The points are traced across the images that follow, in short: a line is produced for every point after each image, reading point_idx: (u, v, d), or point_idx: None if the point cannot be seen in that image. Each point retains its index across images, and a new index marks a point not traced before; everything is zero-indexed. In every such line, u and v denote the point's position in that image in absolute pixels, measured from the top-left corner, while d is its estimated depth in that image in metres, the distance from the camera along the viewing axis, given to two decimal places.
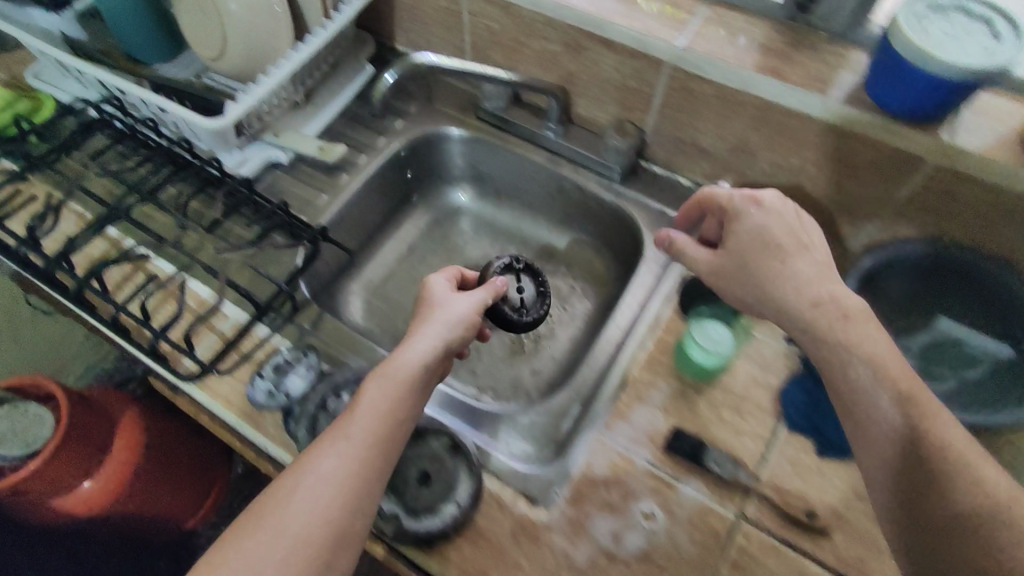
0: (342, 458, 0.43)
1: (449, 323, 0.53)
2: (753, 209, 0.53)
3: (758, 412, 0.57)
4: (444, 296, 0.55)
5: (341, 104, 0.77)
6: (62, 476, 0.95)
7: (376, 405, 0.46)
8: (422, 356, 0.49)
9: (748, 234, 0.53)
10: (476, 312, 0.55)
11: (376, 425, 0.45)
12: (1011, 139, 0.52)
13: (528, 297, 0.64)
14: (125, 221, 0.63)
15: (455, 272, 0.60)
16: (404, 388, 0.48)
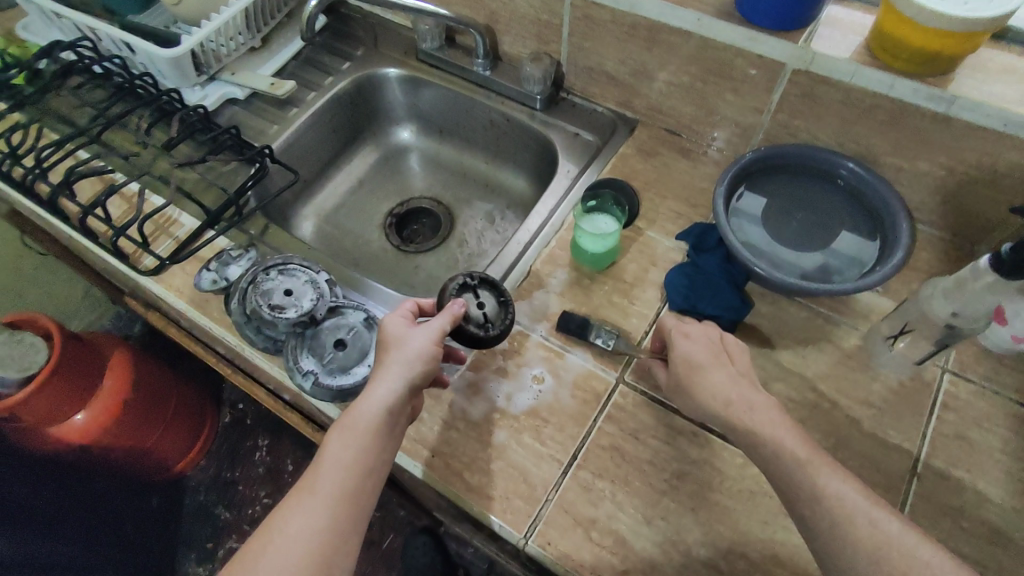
0: (311, 518, 0.45)
1: (408, 364, 0.50)
2: (684, 347, 0.53)
3: (645, 296, 0.64)
4: (401, 331, 0.53)
5: (293, 49, 0.86)
6: (57, 403, 1.03)
7: (339, 459, 0.47)
8: (380, 404, 0.49)
9: (677, 366, 0.53)
10: (437, 345, 0.52)
11: (342, 480, 0.47)
12: (859, 45, 0.58)
13: (490, 311, 0.57)
14: (97, 143, 0.72)
15: (413, 304, 0.57)
16: (365, 439, 0.48)
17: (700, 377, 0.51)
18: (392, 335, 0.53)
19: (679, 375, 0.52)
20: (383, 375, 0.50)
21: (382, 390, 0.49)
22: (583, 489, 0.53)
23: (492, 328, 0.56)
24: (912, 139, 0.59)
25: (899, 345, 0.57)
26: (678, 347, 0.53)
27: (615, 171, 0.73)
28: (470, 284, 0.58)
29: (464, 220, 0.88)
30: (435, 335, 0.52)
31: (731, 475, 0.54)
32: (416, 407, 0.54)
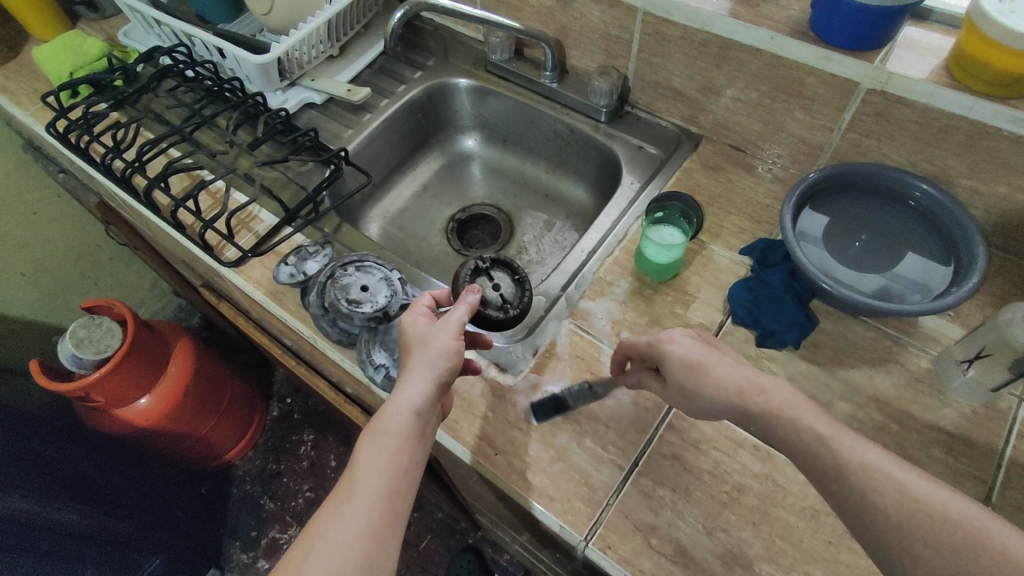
0: (350, 520, 0.46)
1: (432, 361, 0.51)
2: (677, 350, 0.50)
3: (707, 307, 0.64)
4: (422, 329, 0.53)
5: (367, 58, 0.90)
6: (125, 386, 1.09)
7: (374, 458, 0.48)
8: (410, 404, 0.49)
9: (681, 373, 0.49)
10: (459, 340, 0.53)
11: (380, 480, 0.47)
12: (937, 66, 0.58)
13: (507, 292, 0.62)
14: (188, 141, 0.78)
15: (429, 300, 0.57)
16: (399, 437, 0.49)
17: (758, 399, 0.46)
18: (414, 334, 0.53)
19: (693, 383, 0.49)
20: (411, 374, 0.51)
21: (410, 391, 0.50)
22: (643, 496, 0.54)
23: (509, 308, 0.61)
24: (991, 163, 0.59)
25: (972, 370, 0.56)
26: (668, 356, 0.50)
27: (678, 184, 0.74)
28: (483, 268, 0.63)
29: (524, 228, 0.91)
30: (455, 331, 0.53)
31: (793, 492, 0.53)
32: (444, 405, 0.55)
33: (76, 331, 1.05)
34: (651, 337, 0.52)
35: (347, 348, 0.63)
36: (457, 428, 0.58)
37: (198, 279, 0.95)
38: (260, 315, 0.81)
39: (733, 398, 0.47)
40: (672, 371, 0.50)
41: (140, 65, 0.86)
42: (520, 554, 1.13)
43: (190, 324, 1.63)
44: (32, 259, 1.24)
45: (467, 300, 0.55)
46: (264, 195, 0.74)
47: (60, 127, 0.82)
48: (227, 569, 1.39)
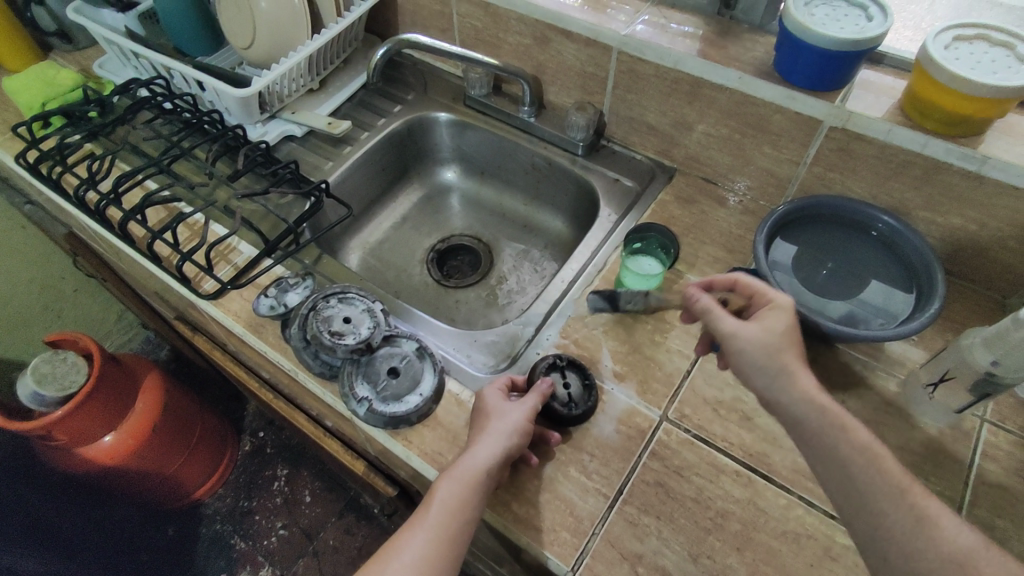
0: (417, 549, 0.51)
1: (505, 432, 0.54)
2: (789, 316, 0.51)
3: (685, 335, 0.66)
4: (499, 404, 0.57)
5: (347, 92, 0.91)
6: (90, 423, 1.05)
7: (442, 506, 0.51)
8: (479, 464, 0.52)
9: (776, 327, 0.50)
10: (528, 421, 0.55)
11: (442, 527, 0.51)
12: (892, 106, 0.62)
13: (574, 391, 0.60)
14: (165, 174, 0.77)
15: (506, 379, 0.60)
16: (466, 493, 0.51)
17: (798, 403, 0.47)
18: (491, 406, 0.57)
19: (778, 340, 0.49)
20: (484, 438, 0.53)
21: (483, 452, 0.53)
22: (628, 523, 0.54)
23: (574, 408, 0.59)
24: (945, 196, 0.62)
25: (937, 393, 0.57)
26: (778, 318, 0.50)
27: (654, 216, 0.76)
28: (559, 364, 0.62)
29: (503, 258, 0.92)
30: (530, 409, 0.56)
31: (775, 517, 0.54)
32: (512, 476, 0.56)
33: (37, 367, 1.03)
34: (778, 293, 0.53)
35: (329, 381, 0.63)
36: (441, 460, 0.58)
37: (171, 311, 0.93)
38: (238, 349, 0.80)
39: (769, 359, 0.48)
40: (766, 321, 0.50)
41: (116, 98, 0.86)
42: None
43: (158, 356, 1.59)
44: None
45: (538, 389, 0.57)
46: (243, 227, 0.73)
47: (32, 159, 0.81)
48: None
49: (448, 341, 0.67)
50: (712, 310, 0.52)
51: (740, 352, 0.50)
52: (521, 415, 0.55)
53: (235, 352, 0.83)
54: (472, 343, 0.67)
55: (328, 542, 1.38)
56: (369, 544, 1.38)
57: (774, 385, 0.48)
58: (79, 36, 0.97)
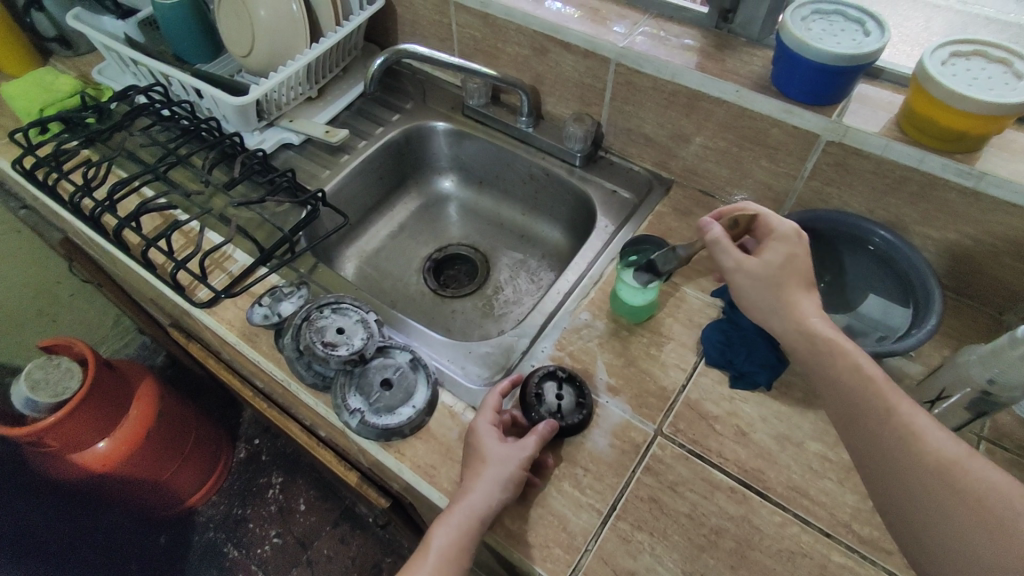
0: None
1: (500, 477, 0.53)
2: (795, 246, 0.53)
3: (680, 348, 0.65)
4: (494, 443, 0.55)
5: (345, 101, 0.91)
6: (80, 431, 1.05)
7: (439, 554, 0.51)
8: (473, 514, 0.51)
9: (779, 258, 0.53)
10: (524, 466, 0.54)
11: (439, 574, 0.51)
12: (889, 121, 0.62)
13: (566, 403, 0.60)
14: (161, 181, 0.77)
15: (496, 403, 0.59)
16: (463, 541, 0.51)
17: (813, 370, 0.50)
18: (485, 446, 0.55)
19: (782, 272, 0.52)
20: (479, 485, 0.52)
21: (476, 501, 0.52)
22: (621, 540, 0.54)
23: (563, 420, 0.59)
24: (942, 212, 0.62)
25: (936, 410, 0.57)
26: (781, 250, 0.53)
27: (651, 227, 0.76)
28: (557, 375, 0.62)
29: (500, 268, 0.91)
30: (526, 449, 0.55)
31: (770, 534, 0.54)
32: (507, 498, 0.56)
33: (31, 374, 1.04)
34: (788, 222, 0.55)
35: (322, 393, 0.62)
36: (433, 474, 0.57)
37: (166, 318, 0.93)
38: (233, 357, 0.79)
39: (771, 291, 0.52)
40: (768, 254, 0.53)
41: (114, 104, 0.86)
42: None
43: (155, 362, 1.59)
44: None
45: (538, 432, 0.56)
46: (239, 235, 0.73)
47: (28, 165, 0.81)
48: None
49: (443, 352, 0.67)
50: (722, 242, 0.55)
51: (741, 284, 0.54)
52: (516, 456, 0.54)
53: (230, 360, 0.82)
54: (467, 355, 0.66)
55: (322, 551, 1.37)
56: (364, 554, 1.37)
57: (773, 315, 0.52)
58: (79, 42, 0.98)
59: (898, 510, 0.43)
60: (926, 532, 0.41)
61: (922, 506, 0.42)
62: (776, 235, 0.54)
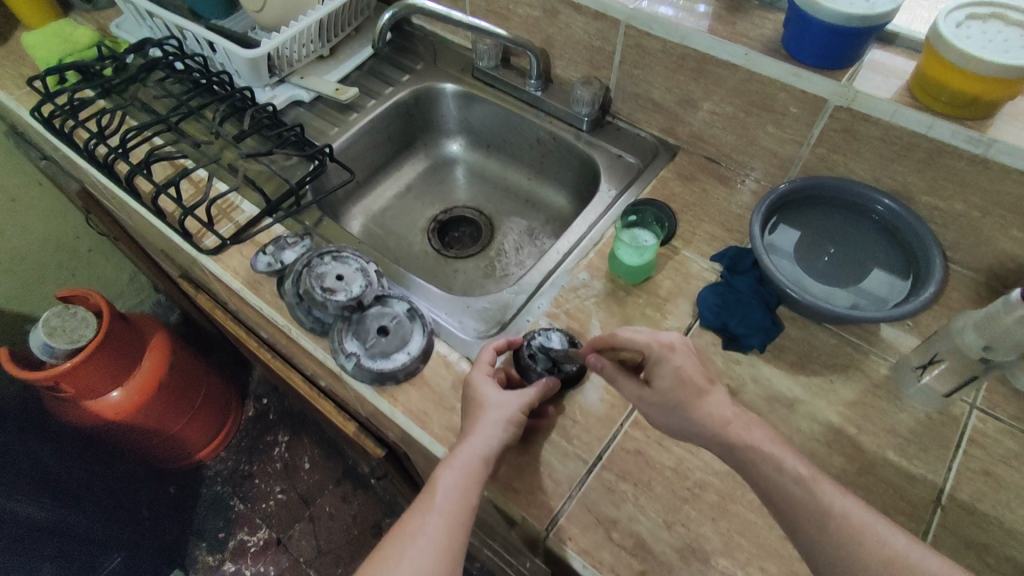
0: (428, 538, 0.50)
1: (502, 417, 0.54)
2: (675, 362, 0.50)
3: (676, 310, 0.66)
4: (492, 392, 0.56)
5: (357, 60, 0.92)
6: (96, 379, 1.08)
7: (448, 493, 0.51)
8: (479, 453, 0.52)
9: (667, 382, 0.50)
10: (522, 411, 0.55)
11: (452, 510, 0.51)
12: (900, 87, 0.61)
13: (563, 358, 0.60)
14: (173, 131, 0.78)
15: (492, 355, 0.60)
16: (473, 477, 0.52)
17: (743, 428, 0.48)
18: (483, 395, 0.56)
19: (676, 395, 0.49)
20: (480, 427, 0.54)
21: (480, 442, 0.53)
22: (605, 489, 0.55)
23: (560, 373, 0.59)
24: (949, 181, 0.61)
25: (925, 377, 0.57)
26: (670, 368, 0.50)
27: (654, 192, 0.76)
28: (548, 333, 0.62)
29: (504, 232, 0.92)
30: (524, 394, 0.56)
31: (753, 490, 0.54)
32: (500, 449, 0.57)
33: (49, 321, 1.05)
34: (652, 338, 0.51)
35: (320, 339, 0.64)
36: (425, 418, 0.59)
37: (177, 269, 0.95)
38: (238, 307, 0.81)
39: (682, 415, 0.49)
40: (656, 381, 0.50)
41: (129, 56, 0.87)
42: (490, 562, 1.12)
43: (169, 320, 1.63)
44: (9, 248, 1.22)
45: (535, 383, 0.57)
46: (246, 186, 0.74)
47: (45, 112, 0.82)
48: (192, 570, 1.35)
49: (441, 305, 0.68)
50: (616, 377, 0.53)
51: (651, 413, 0.52)
52: (516, 400, 0.56)
53: (236, 311, 0.84)
54: (465, 309, 0.67)
55: (324, 508, 1.41)
56: (364, 513, 1.41)
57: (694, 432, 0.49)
58: None
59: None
60: None
61: None
62: (651, 358, 0.51)
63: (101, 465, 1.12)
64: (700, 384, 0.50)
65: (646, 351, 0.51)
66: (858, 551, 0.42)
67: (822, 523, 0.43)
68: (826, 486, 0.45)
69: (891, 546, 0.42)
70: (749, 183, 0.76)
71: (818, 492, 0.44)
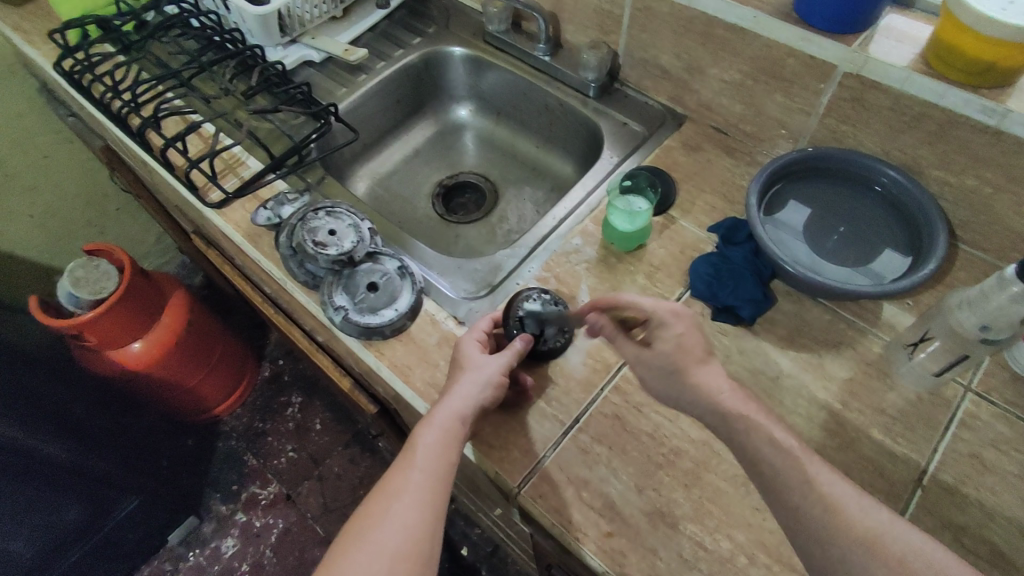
0: (409, 497, 0.48)
1: (481, 378, 0.53)
2: (678, 328, 0.50)
3: (668, 279, 0.65)
4: (473, 355, 0.55)
5: (369, 22, 0.92)
6: (118, 330, 1.12)
7: (428, 450, 0.50)
8: (458, 412, 0.51)
9: (668, 346, 0.49)
10: (504, 373, 0.54)
11: (435, 467, 0.49)
12: (915, 53, 0.58)
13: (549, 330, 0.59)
14: (184, 86, 0.80)
15: (487, 324, 0.59)
16: (452, 435, 0.50)
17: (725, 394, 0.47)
18: (465, 358, 0.55)
19: (674, 360, 0.49)
20: (459, 386, 0.53)
21: (458, 401, 0.52)
22: (580, 451, 0.55)
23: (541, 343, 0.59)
24: (961, 154, 0.58)
25: (919, 354, 0.55)
26: (672, 331, 0.50)
27: (657, 161, 0.74)
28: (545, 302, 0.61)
29: (508, 199, 0.92)
30: (506, 356, 0.55)
31: (728, 460, 0.54)
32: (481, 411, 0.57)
33: (74, 271, 1.08)
34: (658, 303, 0.51)
35: (313, 292, 0.65)
36: (408, 372, 0.59)
37: (191, 225, 0.98)
38: (243, 262, 0.83)
39: (672, 381, 0.49)
40: (657, 344, 0.50)
41: (148, 14, 0.89)
42: (488, 527, 1.14)
43: (193, 281, 1.68)
44: (42, 203, 1.27)
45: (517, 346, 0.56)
46: (252, 142, 0.76)
47: (67, 66, 0.85)
48: (206, 518, 1.41)
49: (433, 265, 0.68)
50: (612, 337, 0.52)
51: (645, 378, 0.51)
52: (497, 361, 0.55)
53: (242, 266, 0.86)
54: (457, 269, 0.68)
55: (333, 469, 1.45)
56: (371, 475, 1.45)
57: (680, 396, 0.49)
58: None
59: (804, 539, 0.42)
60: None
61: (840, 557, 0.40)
62: (654, 323, 0.51)
63: (132, 415, 1.15)
64: (697, 354, 0.49)
65: (651, 315, 0.51)
66: (840, 522, 0.41)
67: (796, 488, 0.42)
68: (813, 460, 0.43)
69: (872, 519, 0.41)
70: (763, 157, 0.74)
71: (804, 465, 0.43)
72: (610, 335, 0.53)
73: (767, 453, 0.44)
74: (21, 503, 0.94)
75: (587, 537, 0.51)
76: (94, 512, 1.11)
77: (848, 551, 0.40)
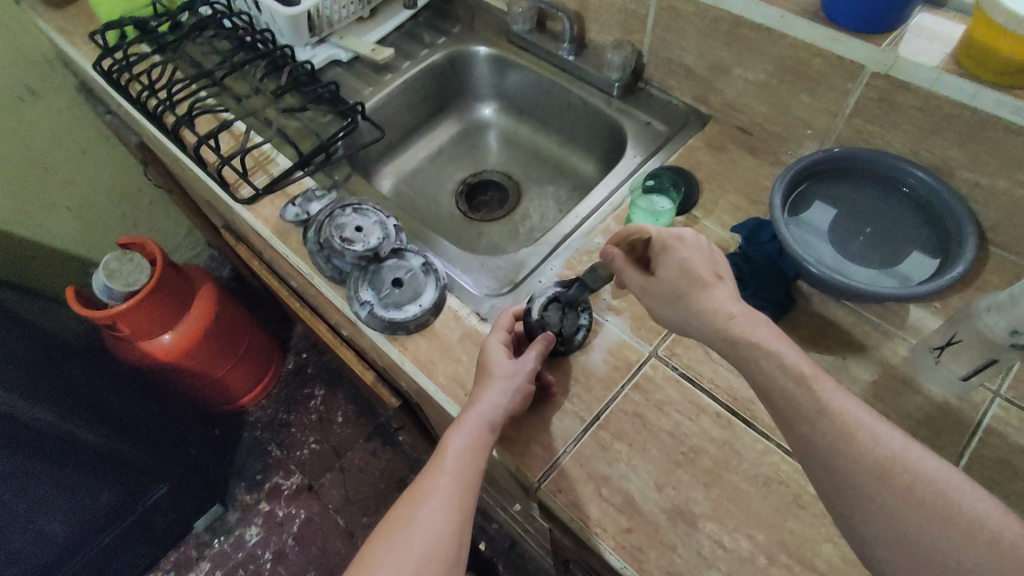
0: (437, 501, 0.49)
1: (510, 385, 0.54)
2: (682, 251, 0.49)
3: None
4: (500, 359, 0.56)
5: (395, 22, 0.93)
6: (148, 321, 1.14)
7: (456, 455, 0.51)
8: (485, 419, 0.52)
9: (672, 270, 0.49)
10: (530, 378, 0.55)
11: (463, 472, 0.50)
12: (946, 53, 0.57)
13: (566, 328, 0.60)
14: (216, 85, 0.82)
15: (510, 324, 0.60)
16: (481, 441, 0.51)
17: None
18: (491, 362, 0.56)
19: (677, 285, 0.49)
20: (487, 392, 0.53)
21: (486, 408, 0.53)
22: (600, 447, 0.55)
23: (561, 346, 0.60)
24: (993, 155, 0.57)
25: (945, 360, 0.55)
26: (676, 255, 0.49)
27: (680, 161, 0.74)
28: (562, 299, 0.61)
29: (530, 198, 0.93)
30: (532, 361, 0.56)
31: (749, 460, 0.54)
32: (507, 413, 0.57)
33: (108, 263, 1.09)
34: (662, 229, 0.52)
35: (339, 287, 0.67)
36: (431, 367, 0.61)
37: (221, 221, 1.00)
38: (270, 257, 0.85)
39: (681, 306, 0.48)
40: (661, 271, 0.50)
41: (183, 15, 0.92)
42: (507, 522, 1.14)
43: (221, 275, 1.72)
44: (79, 197, 1.31)
45: (541, 348, 0.56)
46: (281, 140, 0.78)
47: (104, 65, 0.88)
48: (231, 507, 1.44)
49: (457, 262, 0.69)
50: (619, 266, 0.53)
51: (653, 307, 0.51)
52: (524, 367, 0.55)
53: (270, 261, 0.88)
54: (480, 266, 0.69)
55: (354, 461, 1.48)
56: (390, 468, 1.47)
57: (688, 322, 0.48)
58: None
59: (818, 477, 0.41)
60: (869, 515, 0.39)
61: (850, 489, 0.39)
62: (657, 248, 0.51)
63: (160, 406, 1.18)
64: (706, 278, 0.48)
65: (654, 239, 0.51)
66: (852, 451, 0.40)
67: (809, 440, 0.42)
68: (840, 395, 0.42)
69: (888, 450, 0.40)
70: (787, 158, 0.73)
71: (814, 394, 0.42)
72: (618, 269, 0.53)
73: (791, 391, 0.43)
74: (56, 485, 0.97)
75: (606, 532, 0.52)
76: (125, 497, 1.14)
77: (860, 481, 0.39)
